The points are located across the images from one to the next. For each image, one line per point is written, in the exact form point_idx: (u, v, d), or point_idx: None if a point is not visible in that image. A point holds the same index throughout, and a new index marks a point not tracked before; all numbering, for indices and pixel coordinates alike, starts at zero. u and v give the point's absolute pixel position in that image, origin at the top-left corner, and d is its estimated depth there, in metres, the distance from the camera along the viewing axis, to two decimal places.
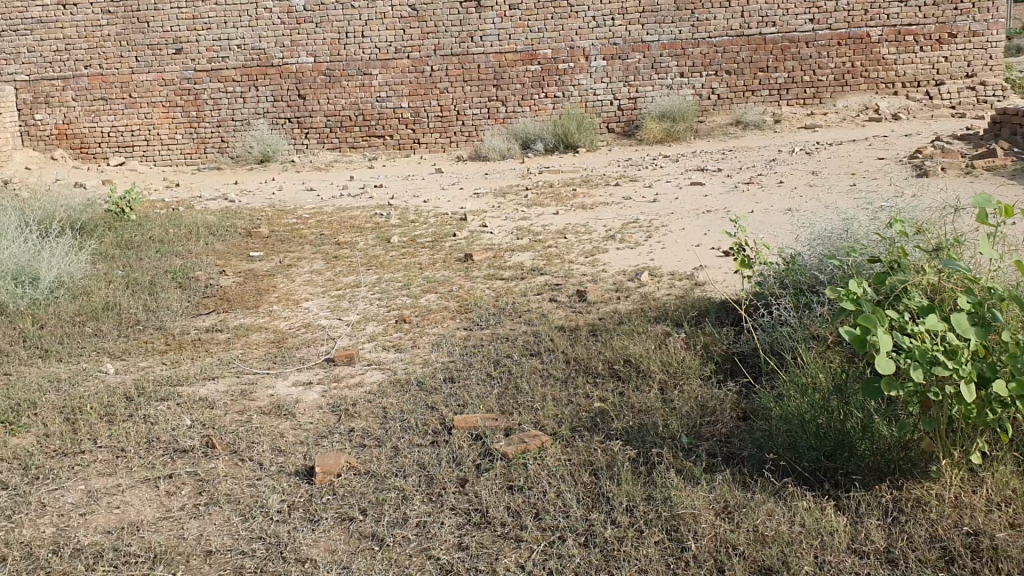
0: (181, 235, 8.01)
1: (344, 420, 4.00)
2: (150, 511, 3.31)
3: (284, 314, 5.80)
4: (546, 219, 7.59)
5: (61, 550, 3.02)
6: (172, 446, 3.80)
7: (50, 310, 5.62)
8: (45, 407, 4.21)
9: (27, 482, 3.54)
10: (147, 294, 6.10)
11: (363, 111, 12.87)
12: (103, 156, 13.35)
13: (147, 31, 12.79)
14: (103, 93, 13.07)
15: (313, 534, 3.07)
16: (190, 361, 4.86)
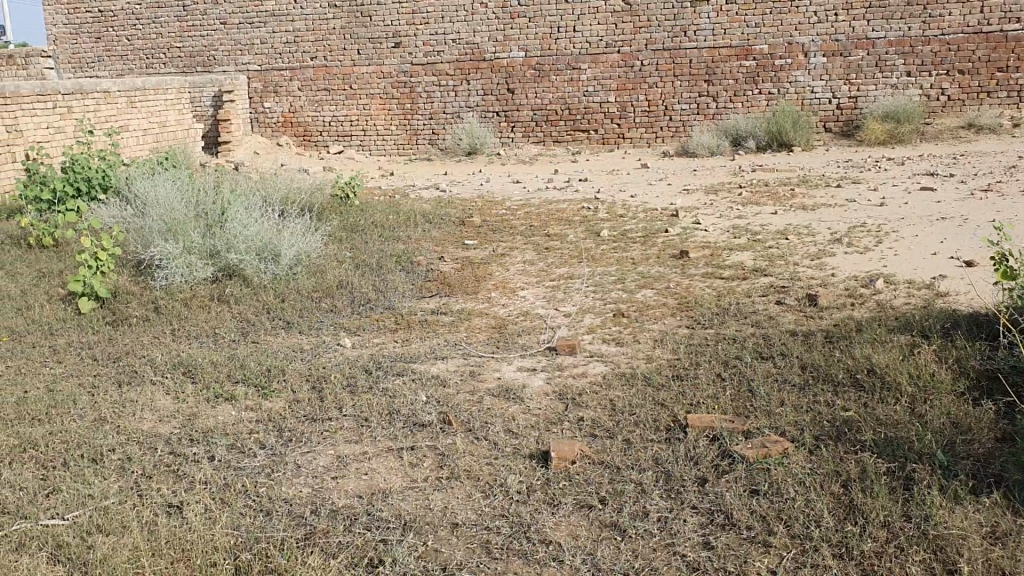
0: (400, 221, 8.35)
1: (575, 407, 4.02)
2: (396, 480, 3.45)
3: (503, 301, 5.92)
4: (764, 218, 7.38)
5: (320, 510, 3.17)
6: (412, 420, 3.95)
7: (290, 286, 5.99)
8: (293, 374, 4.47)
9: (283, 443, 3.75)
10: (374, 275, 6.39)
11: (570, 105, 12.97)
12: (323, 144, 14.12)
13: (369, 25, 13.39)
14: (325, 84, 13.81)
15: (554, 517, 3.10)
16: (419, 341, 5.05)
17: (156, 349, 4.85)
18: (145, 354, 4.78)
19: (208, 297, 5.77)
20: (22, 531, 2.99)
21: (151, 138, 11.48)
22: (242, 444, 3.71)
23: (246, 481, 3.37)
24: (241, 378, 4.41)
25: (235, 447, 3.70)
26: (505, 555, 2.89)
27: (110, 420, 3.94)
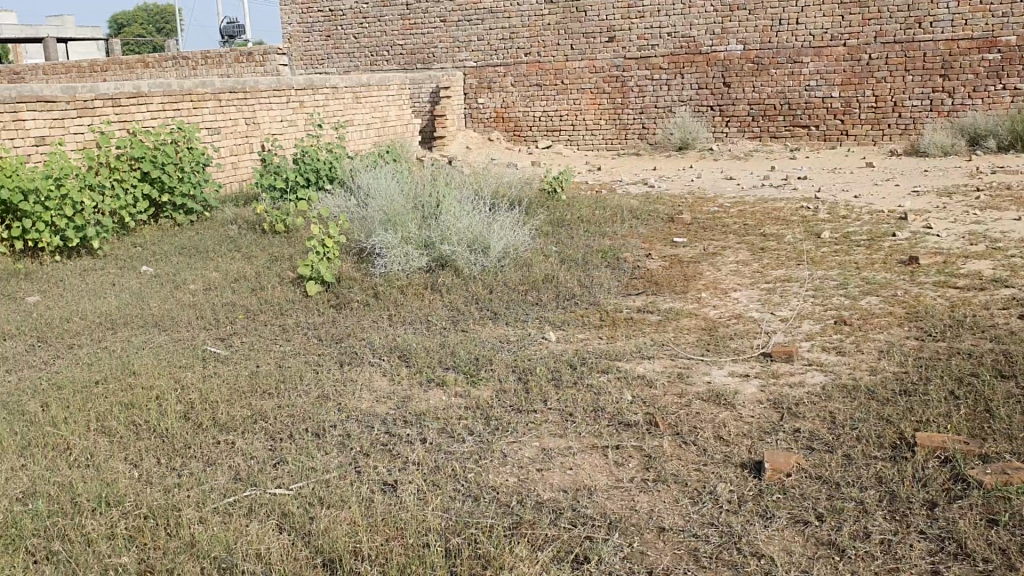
0: (609, 217, 8.31)
1: (789, 418, 3.83)
2: (602, 477, 3.40)
3: (714, 301, 5.76)
4: (1005, 224, 6.79)
5: (526, 501, 3.17)
6: (618, 418, 3.88)
7: (499, 278, 6.09)
8: (500, 364, 4.51)
9: (490, 431, 3.77)
10: (582, 270, 6.39)
11: (790, 100, 12.47)
12: (533, 138, 14.32)
13: (584, 21, 13.46)
14: (539, 79, 14.00)
15: (765, 530, 2.96)
16: (626, 339, 4.99)
17: (374, 332, 5.01)
18: (364, 337, 4.93)
19: (422, 286, 5.97)
20: (251, 499, 3.06)
21: (372, 132, 12.05)
22: (452, 430, 3.74)
23: (455, 466, 3.39)
24: (452, 365, 4.48)
25: (445, 433, 3.74)
26: (714, 565, 2.80)
27: (331, 398, 4.04)
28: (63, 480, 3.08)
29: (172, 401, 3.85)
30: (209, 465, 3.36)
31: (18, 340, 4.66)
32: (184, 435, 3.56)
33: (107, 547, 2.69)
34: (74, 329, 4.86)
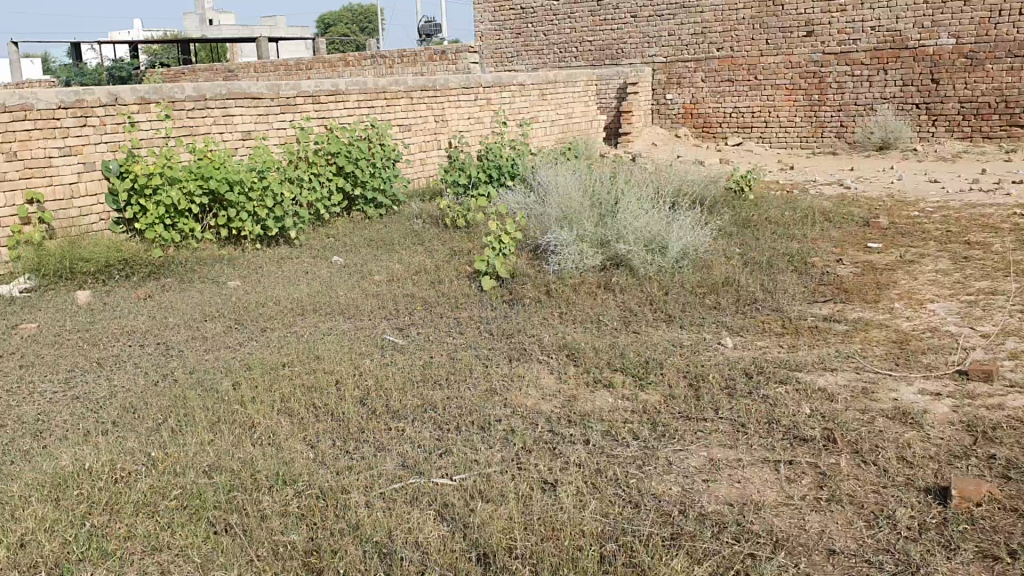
0: (798, 219, 7.95)
1: (984, 445, 3.51)
2: (771, 493, 3.23)
3: (908, 313, 5.39)
4: None
5: (688, 511, 3.05)
6: (792, 432, 3.68)
7: (676, 279, 5.96)
8: (671, 368, 4.39)
9: (656, 437, 3.66)
10: (765, 274, 6.14)
11: (1007, 98, 11.52)
12: (723, 136, 13.96)
13: (781, 15, 12.98)
14: (731, 74, 13.63)
15: (949, 564, 2.73)
16: (807, 349, 4.75)
17: (546, 329, 5.00)
18: (535, 333, 4.92)
19: (596, 284, 5.92)
20: (414, 486, 3.08)
21: (558, 129, 12.12)
22: (617, 434, 3.66)
23: (617, 470, 3.31)
24: (621, 367, 4.40)
25: (610, 435, 3.66)
26: None
27: (499, 392, 4.04)
28: (245, 455, 3.21)
29: (349, 386, 3.97)
30: (379, 450, 3.41)
31: (217, 322, 4.95)
32: (357, 420, 3.63)
33: (279, 524, 2.78)
34: (266, 314, 5.12)
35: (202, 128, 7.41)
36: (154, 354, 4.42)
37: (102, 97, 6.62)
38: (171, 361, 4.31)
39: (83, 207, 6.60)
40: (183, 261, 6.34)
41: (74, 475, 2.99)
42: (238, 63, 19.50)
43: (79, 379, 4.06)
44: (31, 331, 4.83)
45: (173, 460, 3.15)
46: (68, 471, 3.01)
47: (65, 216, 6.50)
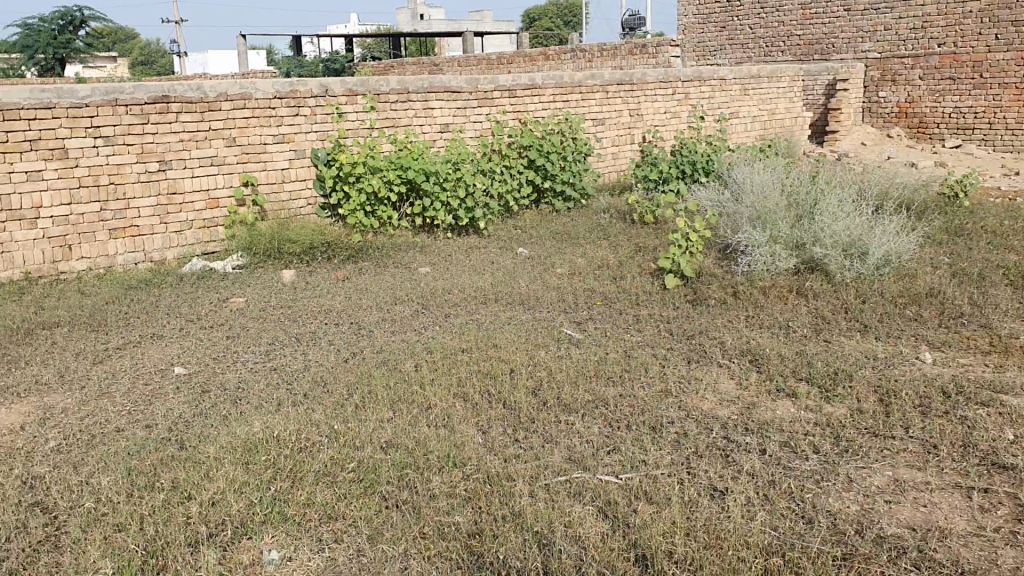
0: (1019, 228, 7.32)
1: None
2: (961, 521, 2.98)
3: None
4: None
5: (865, 532, 2.86)
6: (990, 458, 3.39)
7: (875, 287, 5.64)
8: (860, 381, 4.15)
9: (837, 452, 3.46)
10: (975, 287, 5.70)
11: None
12: (939, 136, 13.02)
13: (1014, 7, 11.82)
14: (952, 72, 12.68)
15: None
16: (1016, 370, 4.37)
17: (729, 332, 4.85)
18: (718, 335, 4.78)
19: (787, 288, 5.68)
20: (580, 480, 3.05)
21: (759, 126, 11.73)
22: (795, 444, 3.48)
23: (793, 482, 3.15)
24: (806, 376, 4.19)
25: (788, 446, 3.49)
26: None
27: (674, 394, 3.94)
28: (420, 435, 3.30)
29: (524, 376, 4.00)
30: (548, 441, 3.40)
31: (406, 307, 5.14)
32: (529, 409, 3.64)
33: (445, 504, 2.83)
34: (452, 301, 5.25)
35: (404, 120, 7.70)
36: (345, 334, 4.63)
37: (314, 88, 6.98)
38: (361, 341, 4.51)
39: (292, 192, 7.02)
40: (380, 246, 6.65)
41: (264, 442, 3.17)
42: (443, 56, 20.10)
43: (276, 352, 4.32)
44: (239, 305, 5.19)
45: (353, 435, 3.29)
46: (258, 438, 3.20)
47: (276, 200, 6.93)
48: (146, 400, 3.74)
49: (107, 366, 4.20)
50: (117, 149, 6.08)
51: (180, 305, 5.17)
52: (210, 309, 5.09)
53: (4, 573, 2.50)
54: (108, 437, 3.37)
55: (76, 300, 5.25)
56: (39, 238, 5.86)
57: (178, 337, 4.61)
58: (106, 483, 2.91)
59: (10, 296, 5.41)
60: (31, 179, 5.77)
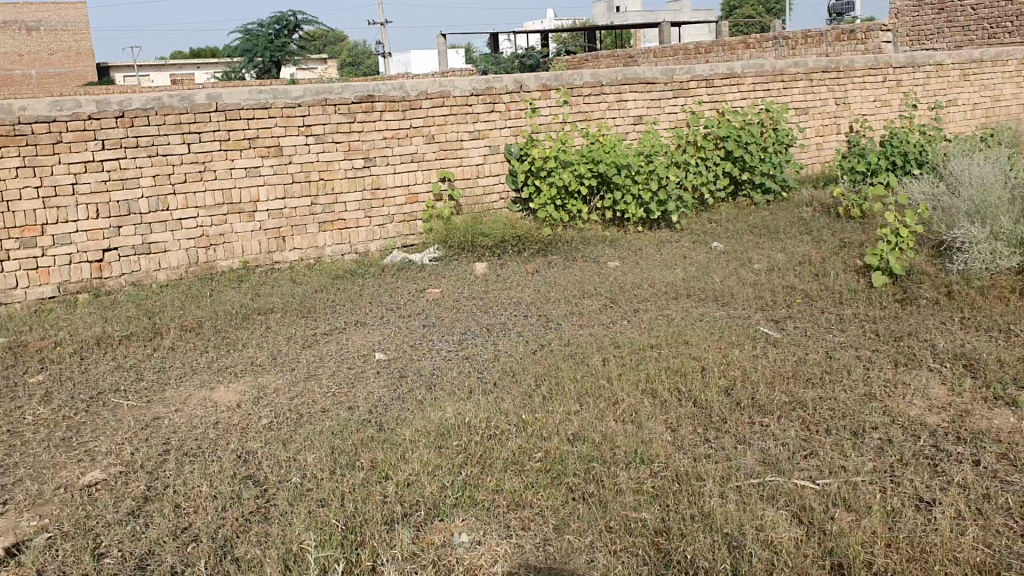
0: None
1: None
2: None
3: None
4: None
5: None
6: None
7: None
8: None
9: None
10: None
11: None
12: None
13: None
14: None
15: None
16: None
17: (941, 335, 4.49)
18: (929, 337, 4.44)
19: (1009, 289, 5.22)
20: (774, 483, 2.85)
21: (981, 114, 10.88)
22: (1015, 456, 3.09)
23: (1012, 498, 2.79)
24: None
25: (1007, 456, 3.11)
26: None
27: (878, 399, 3.60)
28: (606, 429, 3.16)
29: (715, 374, 3.70)
30: (741, 442, 3.16)
31: (596, 299, 5.06)
32: (721, 410, 3.38)
33: (633, 500, 2.72)
34: (642, 294, 5.15)
35: (597, 113, 7.57)
36: (536, 324, 4.64)
37: (509, 84, 7.09)
38: (550, 332, 4.46)
39: (487, 186, 7.16)
40: (570, 240, 6.68)
41: (455, 428, 3.22)
42: (638, 47, 19.77)
43: (469, 341, 4.40)
44: (435, 295, 5.35)
45: (540, 425, 3.21)
46: (450, 424, 3.25)
47: (471, 194, 7.10)
48: (348, 383, 3.95)
49: (314, 351, 4.45)
50: (325, 147, 6.43)
51: (381, 295, 5.40)
52: (409, 299, 5.28)
53: (221, 540, 2.70)
54: (313, 417, 3.58)
55: (287, 289, 5.60)
56: (256, 230, 6.29)
57: (378, 324, 4.82)
58: (312, 460, 3.10)
59: (231, 283, 5.86)
60: (250, 175, 6.20)
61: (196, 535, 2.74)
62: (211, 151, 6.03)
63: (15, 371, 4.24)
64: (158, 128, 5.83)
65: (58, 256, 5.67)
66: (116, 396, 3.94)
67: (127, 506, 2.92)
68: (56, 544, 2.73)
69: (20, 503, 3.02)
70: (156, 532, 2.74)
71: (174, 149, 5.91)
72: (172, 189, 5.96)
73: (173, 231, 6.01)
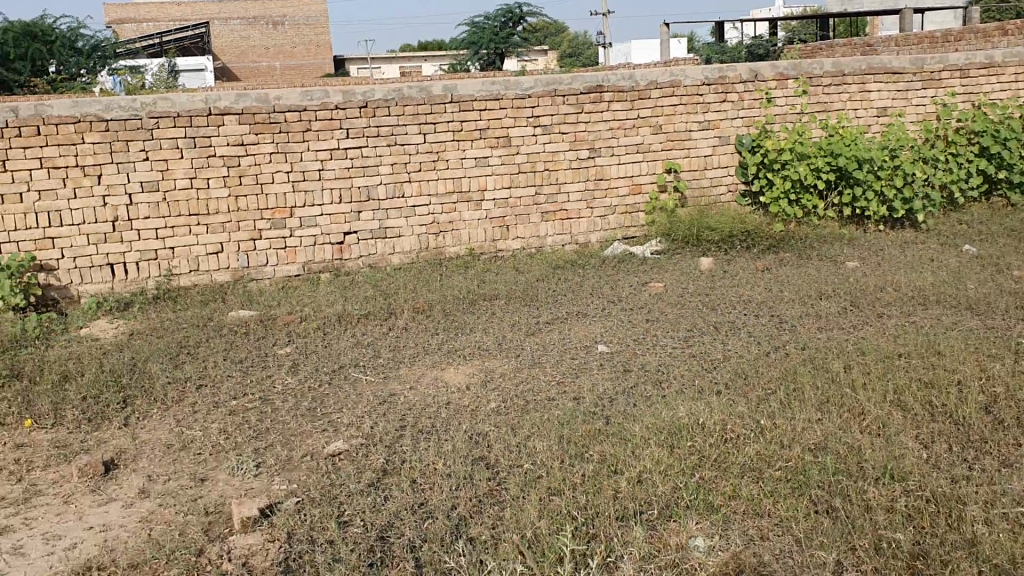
0: None
1: None
2: None
3: None
4: None
5: None
6: None
7: None
8: None
9: None
10: None
11: None
12: None
13: None
14: None
15: None
16: None
17: None
18: None
19: None
20: None
21: None
22: None
23: None
24: None
25: None
26: None
27: None
28: (852, 441, 2.97)
29: (974, 388, 3.39)
30: (1005, 466, 2.87)
31: (832, 302, 4.78)
32: (982, 429, 3.08)
33: (885, 519, 2.53)
34: (884, 298, 4.82)
35: (837, 104, 7.11)
36: (767, 325, 4.44)
37: (743, 73, 6.83)
38: (782, 334, 4.27)
39: (714, 178, 6.97)
40: (804, 237, 6.40)
41: (689, 427, 3.13)
42: (880, 34, 18.43)
43: (696, 338, 4.29)
44: (659, 289, 5.26)
45: (780, 431, 3.06)
46: (682, 423, 3.16)
47: (697, 186, 6.93)
48: (573, 373, 3.94)
49: (538, 339, 4.49)
50: (552, 137, 6.47)
51: (603, 287, 5.37)
52: (631, 292, 5.23)
53: (456, 518, 2.76)
54: (541, 405, 3.61)
55: (511, 277, 5.68)
56: (482, 218, 6.44)
57: (601, 316, 4.80)
58: (542, 448, 3.12)
59: (458, 269, 6.03)
60: (479, 165, 6.34)
61: (432, 511, 2.80)
62: (444, 141, 6.21)
63: (266, 342, 4.55)
64: (397, 118, 6.07)
65: (304, 237, 6.05)
66: (355, 371, 4.14)
67: (368, 477, 3.04)
68: (305, 508, 2.89)
69: (272, 467, 3.22)
70: (394, 505, 2.84)
71: (410, 138, 6.13)
72: (407, 177, 6.19)
73: (406, 217, 6.25)
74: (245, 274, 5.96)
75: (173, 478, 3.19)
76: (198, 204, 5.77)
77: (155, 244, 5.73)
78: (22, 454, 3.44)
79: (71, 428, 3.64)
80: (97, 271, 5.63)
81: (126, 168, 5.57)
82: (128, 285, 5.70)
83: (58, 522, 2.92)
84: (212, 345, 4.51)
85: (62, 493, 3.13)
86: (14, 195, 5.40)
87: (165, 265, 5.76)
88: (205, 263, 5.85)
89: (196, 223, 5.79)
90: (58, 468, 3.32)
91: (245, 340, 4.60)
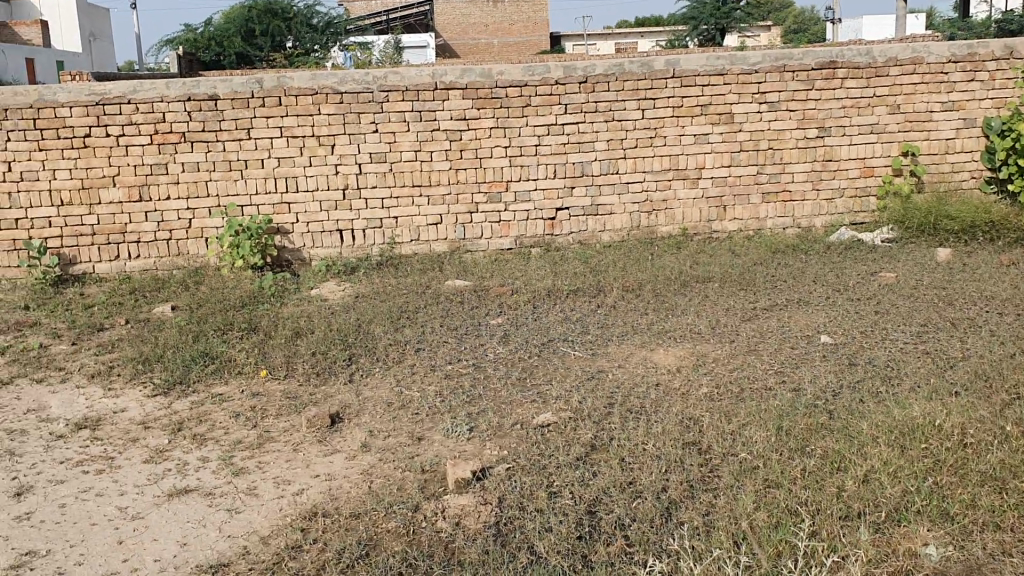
0: None
1: None
2: None
3: None
4: None
5: None
6: None
7: None
8: None
9: None
10: None
11: None
12: None
13: None
14: None
15: None
16: None
17: None
18: None
19: None
20: None
21: None
22: None
23: None
24: None
25: None
26: None
27: None
28: None
29: None
30: None
31: None
32: None
33: None
34: None
35: None
36: (1012, 324, 4.08)
37: (997, 50, 6.27)
38: None
39: (955, 164, 6.47)
40: None
41: (922, 427, 2.93)
42: None
43: (930, 334, 4.00)
44: (888, 280, 4.95)
45: None
46: (915, 424, 2.96)
47: (937, 171, 6.46)
48: (793, 363, 3.78)
49: (754, 325, 4.34)
50: (777, 115, 6.22)
51: (826, 274, 5.12)
52: (857, 282, 4.95)
53: (667, 500, 2.71)
54: (757, 393, 3.48)
55: (727, 259, 5.53)
56: (699, 198, 6.30)
57: (823, 305, 4.58)
58: (759, 437, 3.01)
59: (671, 249, 5.94)
60: (699, 143, 6.20)
61: (642, 490, 2.77)
62: (664, 117, 6.11)
63: (481, 312, 4.66)
64: (616, 93, 6.03)
65: (519, 211, 6.15)
66: (564, 346, 4.16)
67: (577, 451, 3.04)
68: (515, 475, 2.93)
69: (485, 432, 3.29)
70: (603, 481, 2.82)
71: (629, 114, 6.08)
72: (623, 153, 6.15)
73: (620, 194, 6.22)
74: (462, 245, 6.14)
75: (392, 436, 3.33)
76: (421, 175, 5.98)
77: (381, 213, 6.00)
78: (257, 402, 3.70)
79: (301, 381, 3.87)
80: (328, 236, 5.97)
81: (356, 138, 5.85)
82: (355, 250, 6.01)
83: (288, 467, 3.12)
84: (430, 312, 4.66)
85: (292, 440, 3.34)
86: (257, 161, 5.81)
87: (389, 233, 6.03)
88: (426, 233, 6.07)
89: (418, 194, 6.01)
90: (289, 417, 3.54)
91: (460, 308, 4.73)
